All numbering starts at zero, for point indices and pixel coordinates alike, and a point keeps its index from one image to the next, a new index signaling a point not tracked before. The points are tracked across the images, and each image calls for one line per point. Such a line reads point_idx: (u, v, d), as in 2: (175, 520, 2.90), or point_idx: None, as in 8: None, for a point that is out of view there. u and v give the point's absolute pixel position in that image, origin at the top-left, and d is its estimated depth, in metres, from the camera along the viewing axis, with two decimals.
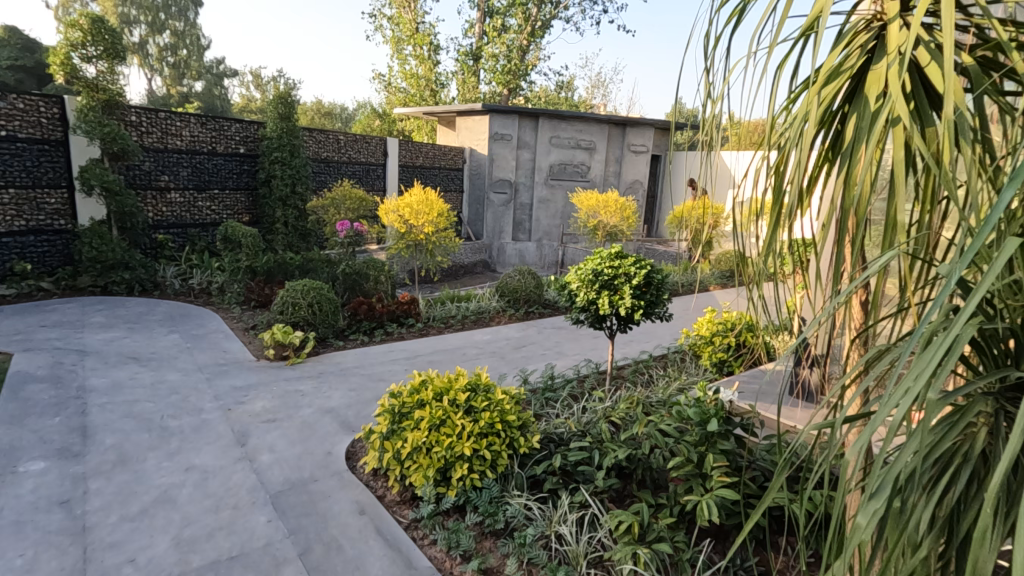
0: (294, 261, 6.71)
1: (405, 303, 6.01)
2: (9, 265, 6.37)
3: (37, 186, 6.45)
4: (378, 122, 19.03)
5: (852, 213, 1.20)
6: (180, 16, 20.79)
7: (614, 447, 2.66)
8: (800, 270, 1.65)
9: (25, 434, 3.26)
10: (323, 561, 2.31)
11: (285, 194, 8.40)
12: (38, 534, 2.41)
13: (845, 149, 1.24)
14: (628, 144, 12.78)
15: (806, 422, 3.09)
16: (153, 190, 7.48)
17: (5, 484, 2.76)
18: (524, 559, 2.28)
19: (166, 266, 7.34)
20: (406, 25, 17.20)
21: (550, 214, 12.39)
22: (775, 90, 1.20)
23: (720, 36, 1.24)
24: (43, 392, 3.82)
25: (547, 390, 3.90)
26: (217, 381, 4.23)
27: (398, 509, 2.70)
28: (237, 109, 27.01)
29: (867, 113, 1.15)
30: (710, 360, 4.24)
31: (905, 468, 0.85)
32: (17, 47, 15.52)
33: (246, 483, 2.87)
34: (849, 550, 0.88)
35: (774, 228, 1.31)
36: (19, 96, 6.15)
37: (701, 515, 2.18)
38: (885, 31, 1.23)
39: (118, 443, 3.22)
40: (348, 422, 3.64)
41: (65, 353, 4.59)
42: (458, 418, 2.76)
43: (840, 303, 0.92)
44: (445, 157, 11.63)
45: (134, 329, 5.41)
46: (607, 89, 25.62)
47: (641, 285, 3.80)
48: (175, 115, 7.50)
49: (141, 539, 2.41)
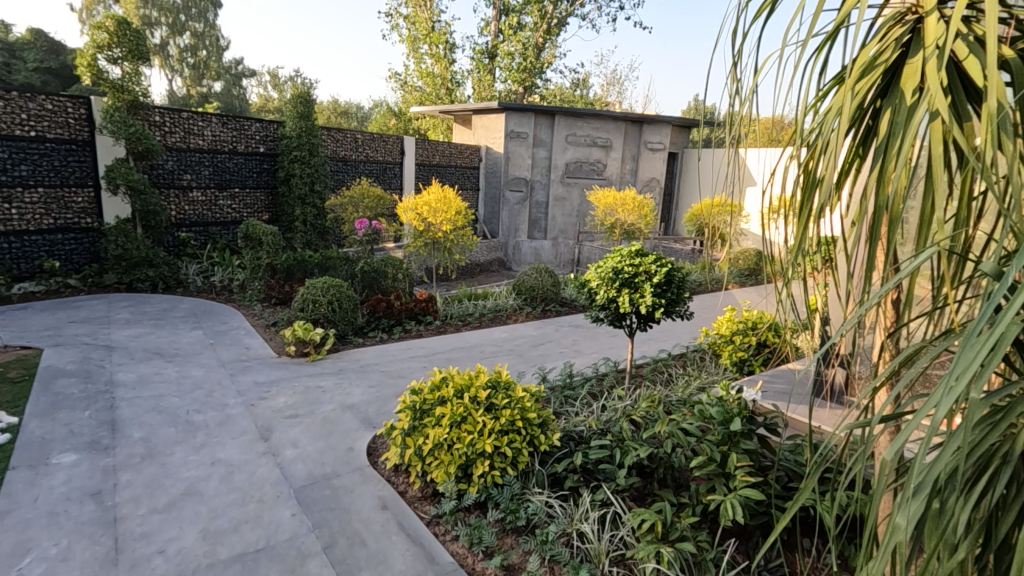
0: (313, 259, 6.80)
1: (423, 301, 6.05)
2: (39, 263, 6.52)
3: (65, 185, 6.60)
4: (393, 121, 19.08)
5: (886, 209, 1.18)
6: (200, 18, 20.98)
7: (635, 446, 2.63)
8: (828, 269, 1.63)
9: (57, 427, 3.34)
10: (347, 555, 2.33)
11: (304, 193, 8.48)
12: (72, 524, 2.47)
13: (878, 144, 1.21)
14: (645, 142, 12.68)
15: (835, 424, 3.07)
16: (176, 189, 7.61)
17: (39, 476, 2.83)
18: (546, 556, 2.28)
19: (188, 264, 7.47)
20: (422, 23, 17.21)
21: (566, 212, 12.34)
22: (806, 85, 1.18)
23: (750, 30, 1.22)
24: (73, 386, 3.92)
25: (566, 389, 3.90)
26: (240, 377, 4.30)
27: (419, 505, 2.72)
28: (255, 109, 27.27)
29: (903, 108, 1.13)
30: (730, 359, 4.22)
31: (945, 469, 0.83)
32: (42, 49, 15.76)
33: (271, 477, 2.92)
34: (888, 551, 0.86)
35: (803, 228, 1.29)
36: (48, 97, 6.29)
37: (725, 515, 2.16)
38: (921, 23, 1.20)
39: (146, 436, 3.29)
40: (369, 418, 3.68)
41: (93, 348, 4.69)
42: (480, 415, 2.78)
43: (876, 304, 0.91)
44: (460, 155, 11.65)
45: (158, 325, 5.52)
46: (622, 87, 25.45)
47: (661, 283, 3.77)
48: (197, 115, 7.60)
49: (170, 530, 2.46)
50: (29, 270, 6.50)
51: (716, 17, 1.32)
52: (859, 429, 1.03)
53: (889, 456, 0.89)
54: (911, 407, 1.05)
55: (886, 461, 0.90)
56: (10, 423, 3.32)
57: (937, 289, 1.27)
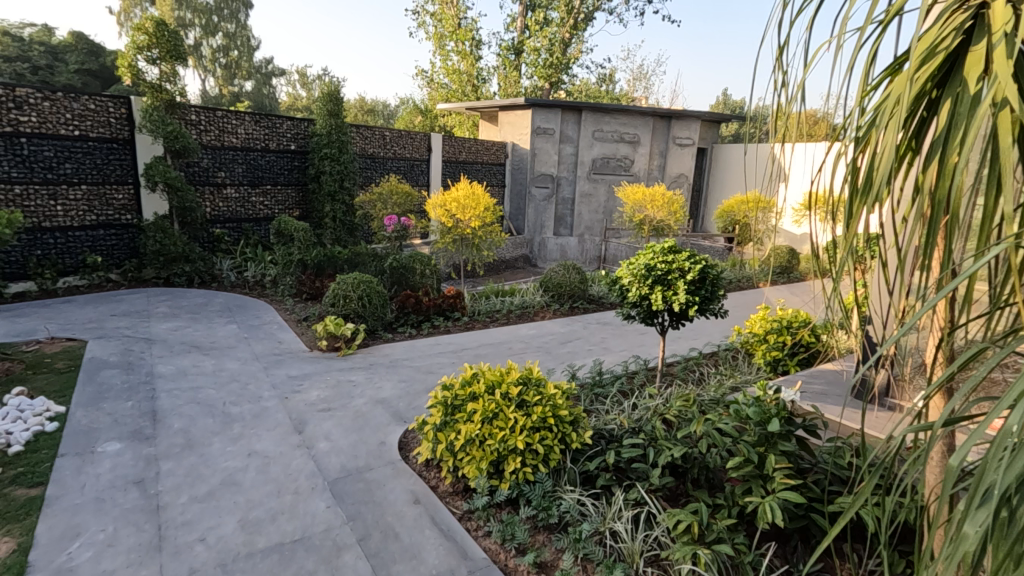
0: (343, 256, 6.90)
1: (451, 297, 6.10)
2: (82, 258, 6.75)
3: (107, 181, 6.83)
4: (419, 118, 19.13)
5: (944, 206, 1.11)
6: (232, 18, 21.38)
7: (669, 446, 2.58)
8: (872, 271, 1.54)
9: (101, 416, 3.46)
10: (381, 548, 2.36)
11: (333, 189, 8.57)
12: (117, 510, 2.55)
13: (936, 139, 1.15)
14: (673, 137, 12.55)
15: (887, 432, 2.96)
16: (211, 186, 7.78)
17: (86, 463, 2.94)
18: (579, 555, 2.28)
19: (223, 259, 7.65)
20: (449, 20, 17.31)
21: (592, 208, 12.26)
22: (860, 75, 1.12)
23: (799, 19, 1.17)
24: (115, 377, 4.05)
25: (596, 386, 3.87)
26: (274, 370, 4.39)
27: (450, 500, 2.73)
28: (285, 107, 27.66)
29: (966, 97, 1.06)
30: (763, 359, 4.14)
31: (1018, 475, 0.76)
32: (83, 51, 16.19)
33: (306, 469, 2.97)
34: (953, 563, 0.80)
35: (852, 222, 1.21)
36: (91, 98, 6.51)
37: (764, 517, 2.12)
38: (985, 8, 1.12)
39: (185, 427, 3.38)
40: (400, 413, 3.72)
41: (134, 341, 4.84)
42: (512, 411, 2.79)
43: (926, 314, 0.84)
44: (486, 152, 11.68)
45: (196, 319, 5.67)
46: (649, 82, 25.18)
47: (695, 281, 3.71)
48: (231, 113, 7.76)
49: (210, 519, 2.52)
50: (73, 264, 6.74)
51: (760, 13, 1.28)
52: (918, 434, 0.95)
53: (953, 465, 0.84)
54: (975, 408, 0.97)
55: (950, 468, 0.84)
56: (57, 412, 3.45)
57: (998, 290, 1.19)
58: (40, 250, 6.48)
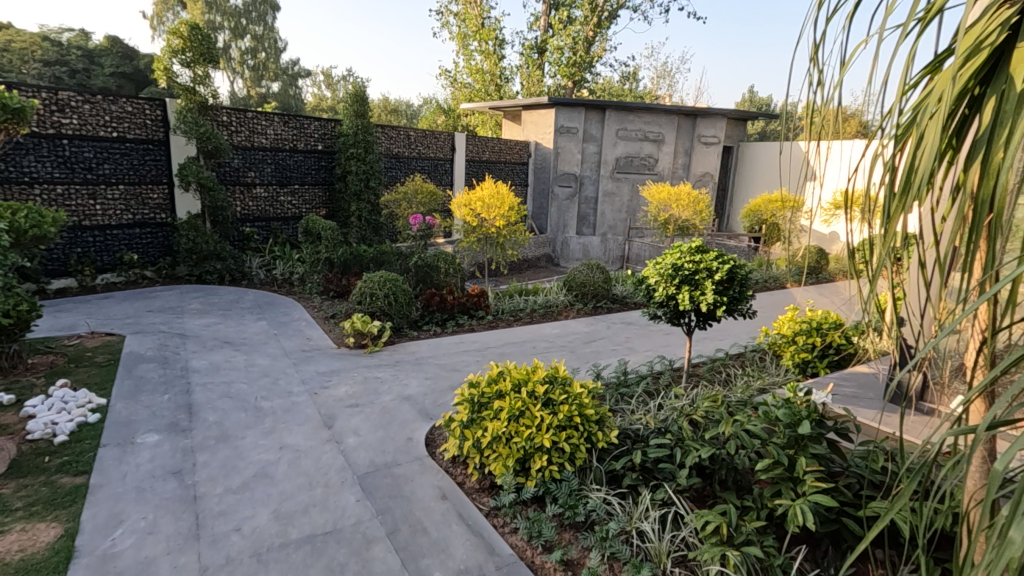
0: (368, 254, 6.98)
1: (475, 296, 6.14)
2: (119, 255, 6.98)
3: (143, 182, 7.05)
4: (442, 117, 19.18)
5: (989, 206, 1.06)
6: (260, 20, 21.75)
7: (696, 446, 2.57)
8: (909, 271, 1.47)
9: (140, 408, 3.58)
10: (410, 542, 2.39)
11: (359, 188, 8.68)
12: (157, 499, 2.65)
13: (980, 139, 1.11)
14: (698, 135, 12.43)
15: (927, 436, 2.87)
16: (241, 185, 7.97)
17: (126, 453, 3.04)
18: (606, 553, 2.28)
19: (252, 257, 7.82)
20: (472, 20, 17.41)
21: (616, 207, 12.17)
22: (898, 70, 1.08)
23: (835, 15, 1.14)
24: (152, 371, 4.18)
25: (621, 386, 3.86)
26: (303, 366, 4.48)
27: (477, 496, 2.76)
28: (310, 108, 28.06)
29: (1010, 96, 1.03)
30: (792, 360, 4.09)
31: None
32: (118, 55, 16.67)
33: (336, 463, 3.03)
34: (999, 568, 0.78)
35: (888, 221, 1.15)
36: (127, 100, 6.73)
37: (794, 520, 2.09)
38: None
39: (219, 420, 3.48)
40: (426, 410, 3.76)
41: (169, 336, 4.99)
42: (537, 410, 2.80)
43: (967, 317, 0.80)
44: (509, 151, 11.70)
45: (227, 316, 5.80)
46: (673, 80, 24.90)
47: (723, 281, 3.67)
48: (261, 114, 7.92)
49: (246, 509, 2.60)
50: (110, 262, 6.96)
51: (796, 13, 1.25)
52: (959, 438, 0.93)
53: (997, 471, 0.81)
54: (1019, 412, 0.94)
55: (993, 473, 0.81)
56: (98, 403, 3.58)
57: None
58: (80, 248, 6.72)
